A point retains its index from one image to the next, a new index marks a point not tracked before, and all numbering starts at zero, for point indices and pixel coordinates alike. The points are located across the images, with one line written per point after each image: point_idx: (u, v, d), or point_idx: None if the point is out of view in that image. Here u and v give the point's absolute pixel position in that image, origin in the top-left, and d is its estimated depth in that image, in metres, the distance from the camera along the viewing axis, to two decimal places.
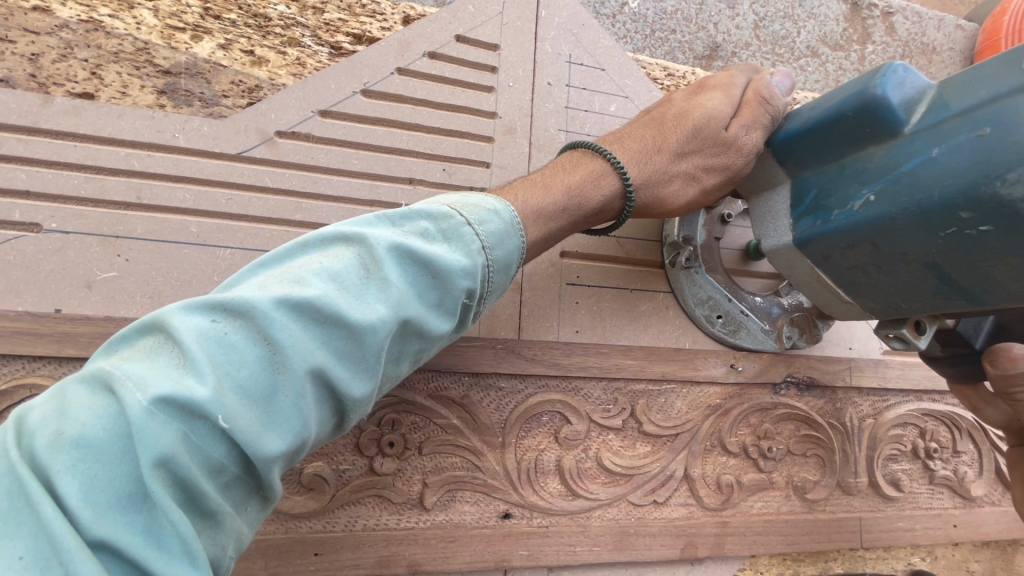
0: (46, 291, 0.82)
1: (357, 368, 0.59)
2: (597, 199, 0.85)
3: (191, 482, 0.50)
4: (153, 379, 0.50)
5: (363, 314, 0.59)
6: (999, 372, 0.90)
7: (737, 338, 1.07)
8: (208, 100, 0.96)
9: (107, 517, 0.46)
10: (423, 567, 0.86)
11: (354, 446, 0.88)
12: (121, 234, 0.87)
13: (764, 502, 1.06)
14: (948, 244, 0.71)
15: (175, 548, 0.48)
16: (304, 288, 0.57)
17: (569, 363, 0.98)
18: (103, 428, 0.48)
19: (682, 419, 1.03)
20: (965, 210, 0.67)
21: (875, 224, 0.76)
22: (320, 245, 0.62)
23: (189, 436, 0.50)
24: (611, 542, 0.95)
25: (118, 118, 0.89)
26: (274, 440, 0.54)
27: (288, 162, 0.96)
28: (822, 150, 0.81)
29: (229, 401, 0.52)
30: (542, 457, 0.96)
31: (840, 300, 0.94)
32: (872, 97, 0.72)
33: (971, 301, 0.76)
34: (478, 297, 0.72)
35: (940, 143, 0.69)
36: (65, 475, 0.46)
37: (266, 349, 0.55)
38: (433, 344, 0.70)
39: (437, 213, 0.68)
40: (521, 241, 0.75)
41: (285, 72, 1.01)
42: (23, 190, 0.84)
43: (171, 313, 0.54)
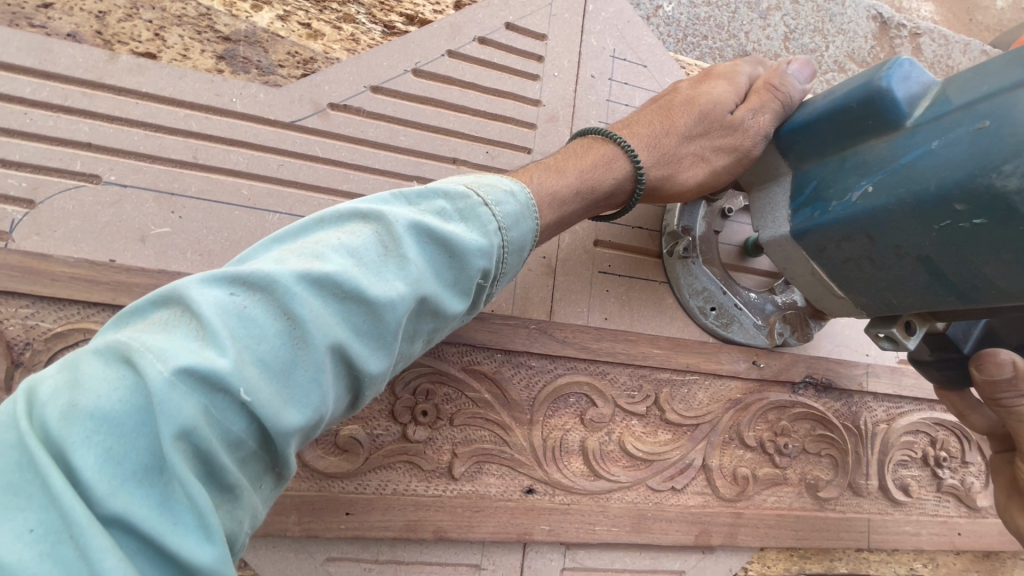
0: (101, 240, 0.85)
1: (375, 344, 0.59)
2: (608, 182, 0.87)
3: (209, 455, 0.48)
4: (173, 350, 0.48)
5: (382, 291, 0.59)
6: (986, 378, 0.89)
7: (729, 331, 1.08)
8: (265, 69, 0.98)
9: (122, 489, 0.44)
10: (448, 533, 0.89)
11: (389, 412, 0.90)
12: (175, 192, 0.89)
13: (777, 498, 1.09)
14: (941, 237, 0.73)
15: (190, 523, 0.46)
16: (323, 263, 0.57)
17: (598, 347, 1.00)
18: (119, 400, 0.46)
19: (703, 410, 1.06)
20: (960, 202, 0.69)
21: (872, 216, 0.79)
22: (337, 222, 0.62)
23: (210, 408, 0.48)
24: (629, 523, 0.98)
25: (180, 80, 0.92)
26: (292, 414, 0.53)
27: (339, 134, 0.98)
28: (825, 143, 0.84)
29: (251, 374, 0.51)
30: (567, 437, 0.99)
31: (834, 296, 0.96)
32: (877, 89, 0.75)
33: (960, 298, 0.78)
34: (491, 278, 0.73)
35: (940, 136, 0.71)
36: (80, 447, 0.44)
37: (287, 323, 0.54)
38: (445, 325, 0.70)
39: (453, 193, 0.68)
40: (535, 224, 0.76)
41: (339, 46, 1.04)
42: (85, 141, 0.86)
43: (190, 285, 0.53)
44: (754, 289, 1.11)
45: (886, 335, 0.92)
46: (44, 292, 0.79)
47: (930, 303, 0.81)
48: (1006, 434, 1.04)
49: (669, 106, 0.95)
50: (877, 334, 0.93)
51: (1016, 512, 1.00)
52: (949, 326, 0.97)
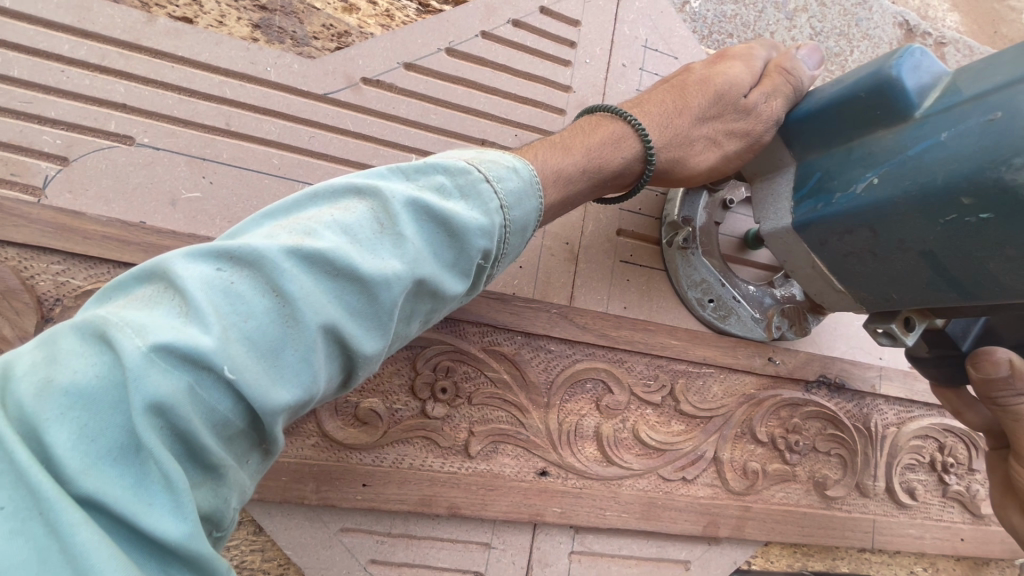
0: (133, 202, 0.85)
1: (369, 324, 0.57)
2: (618, 162, 0.85)
3: (190, 434, 0.47)
4: (152, 326, 0.46)
5: (377, 269, 0.56)
6: (982, 376, 0.89)
7: (726, 324, 1.07)
8: (299, 40, 0.98)
9: (95, 468, 0.42)
10: (462, 510, 0.90)
11: (409, 388, 0.91)
12: (207, 157, 0.90)
13: (785, 493, 1.09)
14: (946, 231, 0.74)
15: (167, 504, 0.44)
16: (314, 240, 0.54)
17: (617, 335, 1.01)
18: (96, 376, 0.44)
19: (717, 403, 1.06)
20: (967, 196, 0.70)
21: (876, 209, 0.79)
22: (330, 197, 0.59)
23: (193, 387, 0.47)
24: (639, 510, 0.99)
25: (215, 46, 0.91)
26: (280, 393, 0.51)
27: (371, 109, 0.98)
28: (833, 133, 0.84)
29: (236, 352, 0.49)
30: (582, 422, 0.99)
31: (833, 290, 0.98)
32: (887, 77, 0.75)
33: (962, 294, 0.79)
34: (492, 259, 0.71)
35: (950, 127, 0.71)
36: (52, 424, 0.42)
37: (275, 301, 0.52)
38: (445, 306, 0.68)
39: (454, 169, 0.66)
40: (539, 203, 0.74)
41: (374, 21, 1.03)
42: (120, 102, 0.87)
43: (174, 259, 0.51)
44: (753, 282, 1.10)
45: (885, 330, 0.93)
46: (76, 249, 0.79)
47: (931, 298, 0.82)
48: (1001, 432, 1.04)
49: (683, 86, 0.94)
50: (876, 328, 0.94)
51: (1009, 509, 1.00)
52: (948, 325, 0.99)
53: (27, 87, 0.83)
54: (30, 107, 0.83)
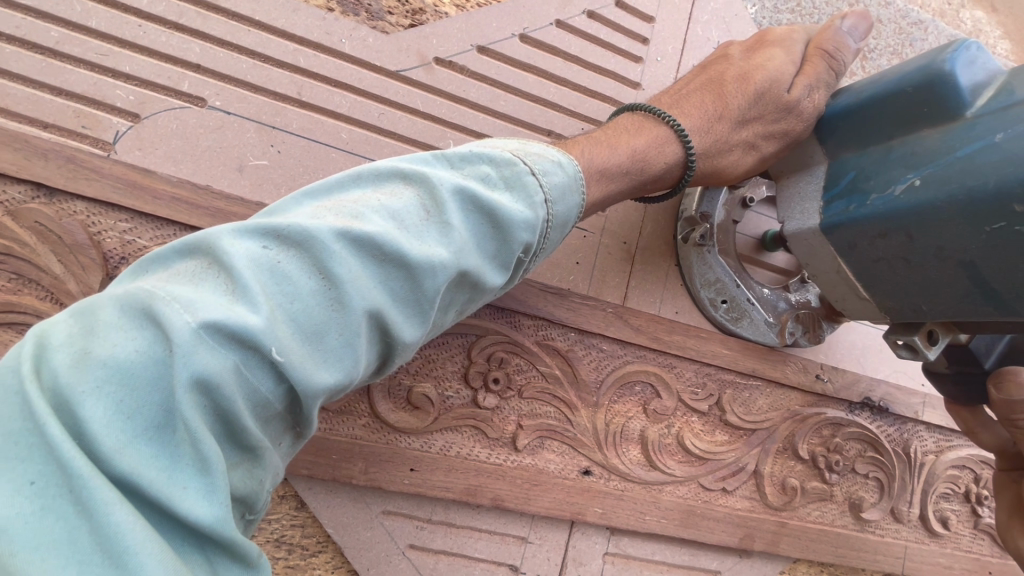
0: (200, 164, 0.84)
1: (410, 311, 0.56)
2: (660, 167, 0.81)
3: (231, 415, 0.45)
4: (200, 302, 0.44)
5: (425, 257, 0.54)
6: (1003, 399, 0.87)
7: (738, 326, 1.03)
8: (375, 13, 0.96)
9: (131, 446, 0.40)
10: (505, 503, 0.89)
11: (462, 376, 0.90)
12: (277, 125, 0.88)
13: (822, 512, 1.09)
14: (991, 240, 0.69)
15: (200, 487, 0.43)
16: (363, 224, 0.52)
17: (670, 340, 1.00)
18: (136, 351, 0.42)
19: (762, 416, 1.05)
20: (1019, 203, 0.65)
21: (915, 212, 0.74)
22: (375, 181, 0.57)
23: (239, 366, 0.45)
24: (678, 517, 0.98)
25: (293, 13, 0.89)
26: (323, 376, 0.50)
27: (442, 90, 0.96)
28: (872, 130, 0.80)
29: (283, 334, 0.47)
30: (628, 424, 0.98)
31: (856, 298, 0.92)
32: (939, 71, 0.71)
33: (999, 309, 0.74)
34: (532, 253, 0.68)
35: (1005, 128, 0.66)
36: (87, 398, 0.40)
37: (322, 284, 0.50)
38: (481, 297, 0.66)
39: (499, 159, 0.63)
40: (581, 199, 0.71)
41: (449, 1, 1.01)
42: (195, 63, 0.85)
43: (219, 234, 0.48)
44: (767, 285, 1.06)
45: (905, 342, 0.89)
46: (145, 208, 0.78)
47: (963, 311, 0.78)
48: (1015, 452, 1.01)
49: (721, 81, 0.87)
50: (897, 339, 0.90)
51: (1016, 533, 0.97)
52: (971, 339, 0.93)
53: (103, 39, 0.82)
54: (105, 60, 0.81)
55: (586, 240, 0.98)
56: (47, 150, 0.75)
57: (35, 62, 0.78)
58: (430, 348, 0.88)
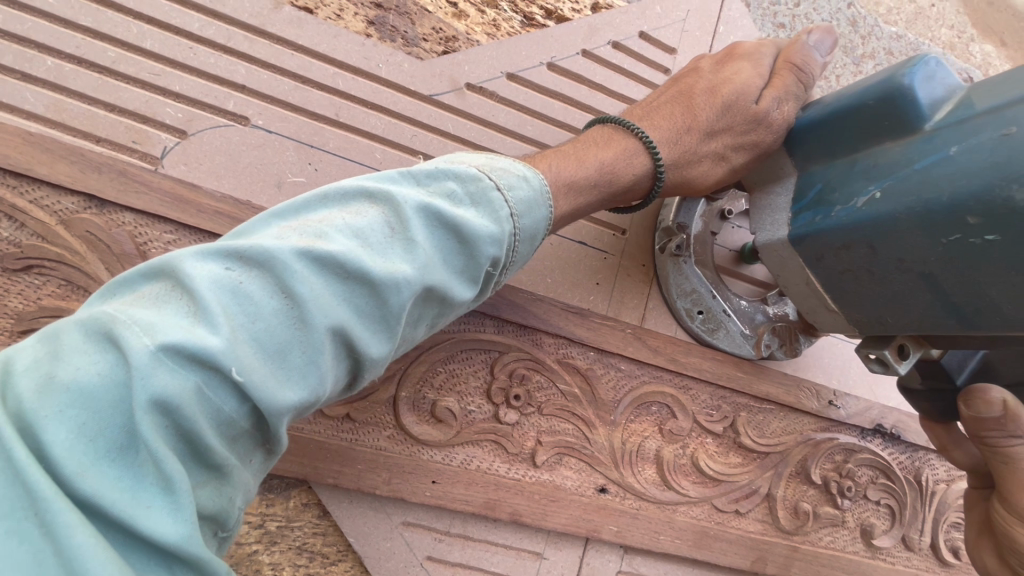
0: (241, 180, 0.88)
1: (377, 328, 0.55)
2: (629, 178, 0.79)
3: (195, 434, 0.44)
4: (160, 324, 0.44)
5: (389, 272, 0.53)
6: (971, 414, 0.79)
7: (715, 338, 1.02)
8: (410, 40, 1.01)
9: (93, 468, 0.40)
10: (523, 518, 0.91)
11: (484, 391, 0.93)
12: (315, 145, 0.92)
13: (834, 538, 1.09)
14: (949, 253, 0.66)
15: (165, 505, 0.42)
16: (326, 243, 0.52)
17: (686, 362, 1.01)
18: (99, 373, 0.42)
19: (776, 440, 1.07)
20: (973, 215, 0.62)
21: (877, 224, 0.71)
22: (342, 200, 0.56)
23: (202, 386, 0.45)
24: (692, 538, 1.00)
25: (334, 38, 0.94)
26: (287, 393, 0.49)
27: (472, 113, 1.00)
28: (837, 143, 0.77)
29: (245, 354, 0.46)
30: (644, 444, 1.00)
31: (825, 309, 0.89)
32: (897, 86, 0.68)
33: (961, 322, 0.71)
34: (502, 266, 0.67)
35: (960, 141, 0.64)
36: (49, 421, 0.39)
37: (285, 303, 0.49)
38: (453, 312, 0.65)
39: (465, 175, 0.62)
40: (549, 212, 0.69)
41: (481, 29, 1.06)
42: (241, 84, 0.89)
43: (184, 258, 0.48)
44: (745, 297, 1.06)
45: (877, 356, 0.85)
46: (190, 221, 0.82)
47: (928, 324, 0.74)
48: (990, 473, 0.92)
49: (689, 93, 0.85)
50: (867, 354, 0.87)
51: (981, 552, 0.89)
52: (943, 355, 0.89)
53: (155, 59, 0.86)
54: (157, 79, 0.85)
55: (605, 260, 1.01)
56: (100, 164, 0.79)
57: (91, 80, 0.83)
58: (455, 363, 0.91)
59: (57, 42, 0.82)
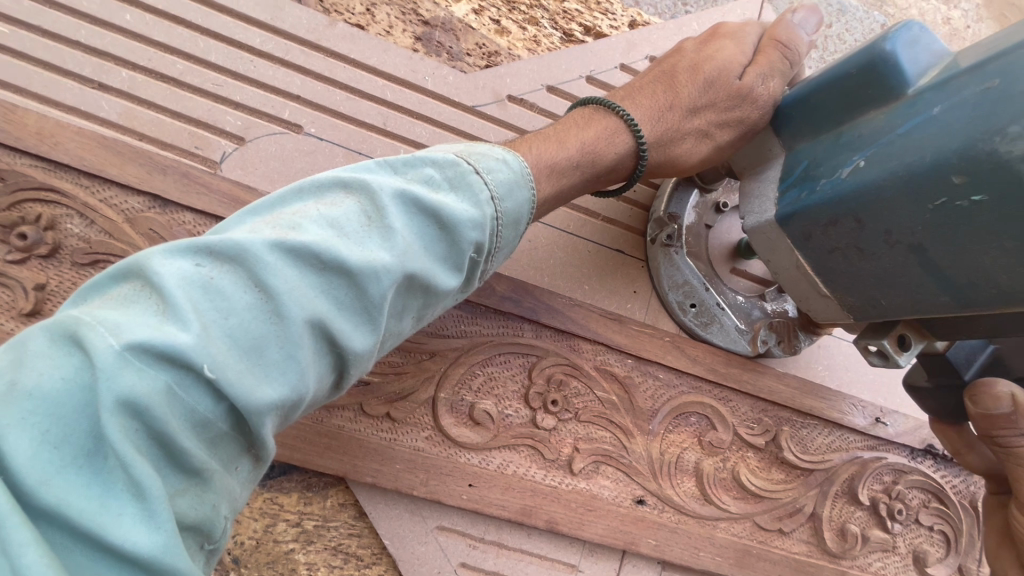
0: (293, 183, 0.92)
1: (359, 319, 0.52)
2: (611, 158, 0.76)
3: (166, 437, 0.41)
4: (126, 323, 0.41)
5: (366, 261, 0.50)
6: (981, 412, 0.72)
7: (708, 332, 1.00)
8: (454, 55, 1.05)
9: (58, 476, 0.37)
10: (560, 527, 0.89)
11: (522, 395, 0.92)
12: (363, 152, 0.96)
13: (884, 564, 1.04)
14: (936, 219, 0.60)
15: (135, 512, 0.38)
16: (300, 234, 0.49)
17: (726, 372, 1.00)
18: (63, 379, 0.39)
19: (820, 456, 1.03)
20: (957, 173, 0.57)
21: (862, 194, 0.66)
22: (315, 191, 0.53)
23: (172, 386, 0.41)
24: (733, 557, 0.96)
25: (384, 52, 0.98)
26: (264, 390, 0.45)
27: (512, 123, 1.03)
28: (821, 117, 0.71)
29: (219, 351, 0.43)
30: (683, 456, 0.97)
31: (818, 295, 0.81)
32: (879, 52, 0.63)
33: (957, 299, 0.64)
34: (487, 253, 0.64)
35: (943, 100, 0.58)
36: (9, 431, 0.36)
37: (258, 297, 0.46)
38: (440, 302, 0.61)
39: (442, 160, 0.59)
40: (532, 193, 0.67)
41: (522, 45, 1.10)
42: (296, 94, 0.94)
43: (151, 254, 0.45)
44: (743, 292, 1.04)
45: (877, 348, 0.80)
46: None
47: (921, 304, 0.68)
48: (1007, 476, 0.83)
49: (672, 71, 0.81)
50: (867, 346, 0.82)
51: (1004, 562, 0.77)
52: (948, 348, 0.82)
53: (218, 71, 0.91)
54: (219, 89, 0.91)
55: (641, 268, 1.01)
56: (166, 166, 0.83)
57: (160, 89, 0.88)
58: (493, 366, 0.92)
59: (132, 56, 0.88)
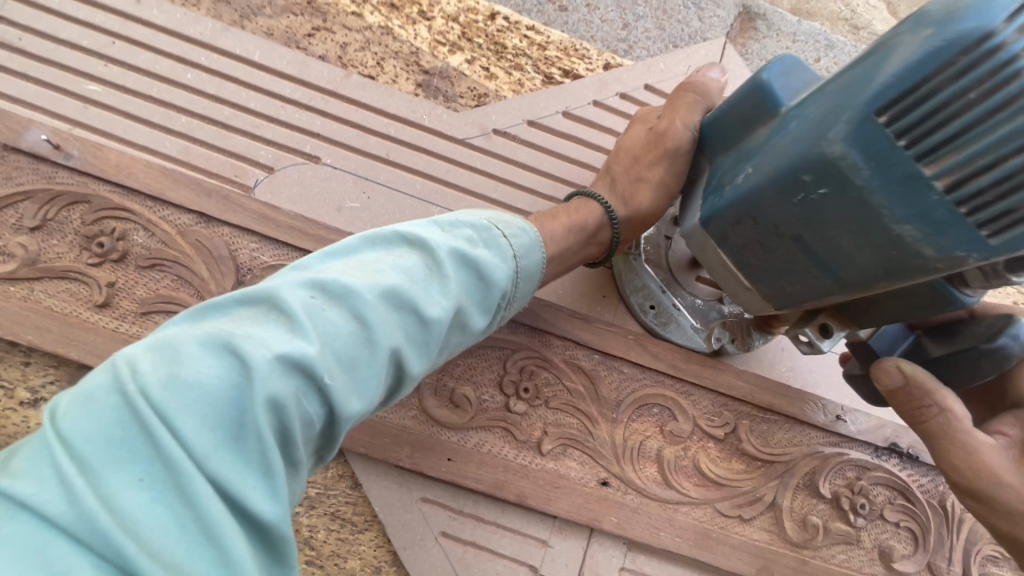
0: (311, 204, 1.11)
1: (420, 349, 0.70)
2: (592, 222, 1.03)
3: (290, 431, 0.55)
4: (273, 340, 0.56)
5: (430, 303, 0.69)
6: (884, 389, 0.87)
7: (667, 331, 1.12)
8: (449, 97, 1.24)
9: (217, 452, 0.50)
10: (528, 500, 1.00)
11: (497, 383, 1.05)
12: (369, 178, 1.15)
13: (847, 557, 1.08)
14: (802, 211, 0.73)
15: (264, 485, 0.52)
16: (384, 279, 0.67)
17: (686, 368, 1.10)
18: (219, 376, 0.52)
19: (781, 450, 1.10)
20: (805, 173, 0.69)
21: (749, 196, 0.78)
22: (389, 246, 0.72)
23: (300, 391, 0.57)
24: (693, 538, 1.04)
25: (390, 97, 1.19)
26: (356, 401, 0.61)
27: (497, 153, 1.20)
28: (733, 137, 0.86)
29: (331, 365, 0.59)
30: (646, 443, 1.07)
31: (744, 287, 0.92)
32: (759, 81, 0.79)
33: (836, 279, 0.76)
34: (506, 300, 0.85)
35: (796, 115, 0.72)
36: (183, 414, 0.50)
37: (358, 326, 0.63)
38: (468, 338, 0.80)
39: (478, 226, 0.82)
40: (542, 255, 0.91)
41: (508, 87, 1.28)
42: (317, 132, 1.15)
43: (281, 287, 0.61)
44: (703, 296, 1.15)
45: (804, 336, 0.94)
46: (272, 234, 1.04)
47: (813, 287, 0.80)
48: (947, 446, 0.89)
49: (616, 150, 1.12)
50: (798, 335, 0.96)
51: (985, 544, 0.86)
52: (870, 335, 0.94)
53: (256, 115, 1.13)
54: (256, 130, 1.12)
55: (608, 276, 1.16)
56: (210, 190, 1.04)
57: (211, 131, 1.11)
58: (472, 357, 1.06)
59: (190, 105, 1.11)
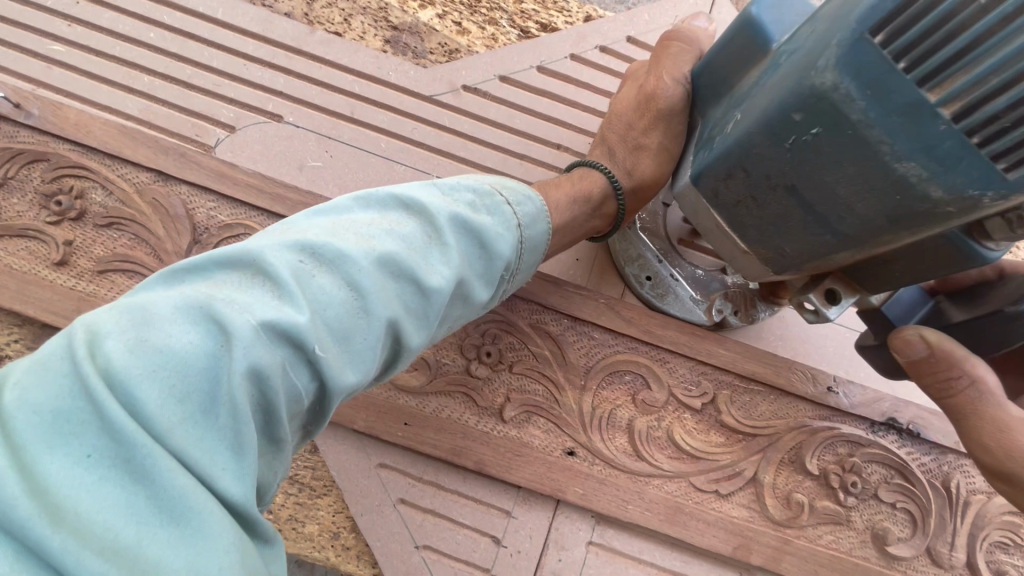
0: (271, 164, 1.08)
1: (419, 322, 0.66)
2: (597, 193, 0.95)
3: (271, 404, 0.52)
4: (254, 306, 0.52)
5: (429, 272, 0.65)
6: (906, 361, 0.75)
7: (664, 303, 1.06)
8: (419, 54, 1.19)
9: (181, 426, 0.46)
10: (488, 468, 0.97)
11: (458, 347, 1.01)
12: (332, 136, 1.11)
13: (836, 538, 1.00)
14: (795, 157, 0.63)
15: (235, 464, 0.48)
16: (380, 244, 0.62)
17: (661, 334, 1.03)
18: (192, 344, 0.48)
19: (763, 422, 1.02)
20: (796, 112, 0.60)
21: (737, 147, 0.68)
22: (385, 208, 0.67)
23: (284, 362, 0.53)
24: (664, 513, 0.97)
25: (355, 53, 1.15)
26: (348, 373, 0.58)
27: (466, 110, 1.15)
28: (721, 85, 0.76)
29: (321, 335, 0.55)
30: (616, 412, 1.01)
31: (740, 252, 0.81)
32: (745, 16, 0.69)
33: (837, 237, 0.65)
34: (510, 272, 0.80)
35: (788, 48, 0.63)
36: (143, 383, 0.45)
37: (351, 294, 0.58)
38: (468, 312, 0.76)
39: (482, 191, 0.76)
40: (548, 226, 0.85)
41: (481, 42, 1.22)
42: (279, 90, 1.11)
43: (264, 248, 0.56)
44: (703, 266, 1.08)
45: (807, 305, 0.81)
46: (228, 193, 1.02)
47: (814, 248, 0.69)
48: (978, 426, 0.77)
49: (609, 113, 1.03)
50: (802, 301, 0.82)
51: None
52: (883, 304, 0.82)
53: (218, 74, 1.11)
54: (217, 88, 1.10)
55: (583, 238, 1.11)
56: (168, 148, 1.03)
57: (172, 90, 1.09)
58: None
59: (151, 64, 1.09)
